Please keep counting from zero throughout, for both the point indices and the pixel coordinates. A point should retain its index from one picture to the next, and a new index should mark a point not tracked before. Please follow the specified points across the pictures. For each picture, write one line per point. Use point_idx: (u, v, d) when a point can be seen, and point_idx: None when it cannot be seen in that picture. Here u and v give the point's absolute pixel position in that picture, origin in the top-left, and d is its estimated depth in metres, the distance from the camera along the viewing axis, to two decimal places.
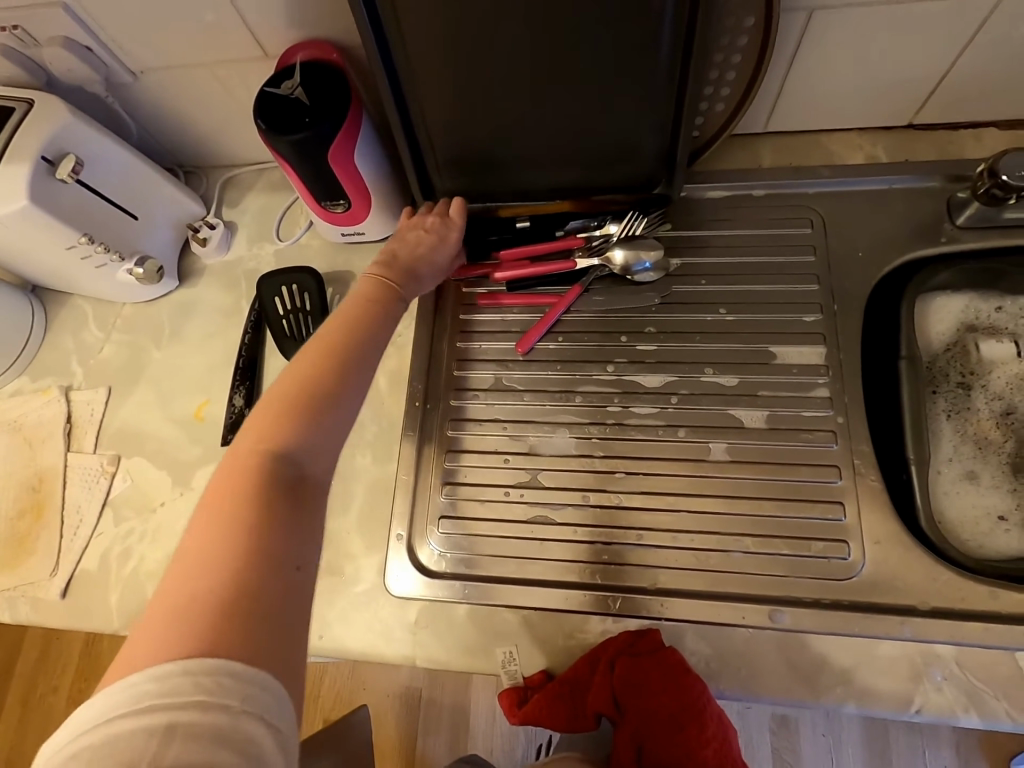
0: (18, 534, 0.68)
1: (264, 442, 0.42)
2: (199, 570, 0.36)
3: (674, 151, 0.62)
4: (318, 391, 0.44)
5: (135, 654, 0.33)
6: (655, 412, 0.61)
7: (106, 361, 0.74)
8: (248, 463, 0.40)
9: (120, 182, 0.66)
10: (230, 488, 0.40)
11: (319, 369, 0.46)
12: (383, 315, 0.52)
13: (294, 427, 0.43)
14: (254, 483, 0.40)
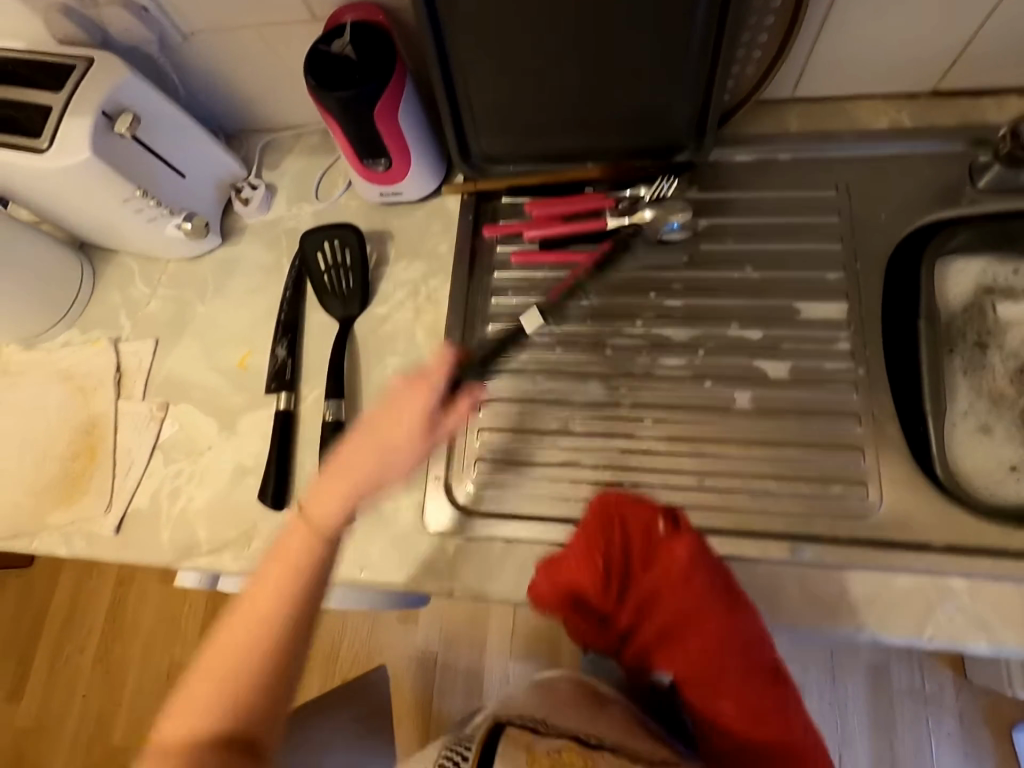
0: (73, 474, 0.71)
1: (233, 634, 0.49)
2: (181, 714, 0.47)
3: (706, 115, 0.65)
4: (270, 623, 0.49)
5: (165, 728, 0.47)
6: (684, 363, 0.64)
7: (152, 314, 0.78)
8: (219, 651, 0.48)
9: (171, 140, 0.69)
10: (213, 670, 0.48)
11: (302, 558, 0.52)
12: (369, 472, 0.55)
13: (269, 600, 0.50)
14: (229, 671, 0.47)
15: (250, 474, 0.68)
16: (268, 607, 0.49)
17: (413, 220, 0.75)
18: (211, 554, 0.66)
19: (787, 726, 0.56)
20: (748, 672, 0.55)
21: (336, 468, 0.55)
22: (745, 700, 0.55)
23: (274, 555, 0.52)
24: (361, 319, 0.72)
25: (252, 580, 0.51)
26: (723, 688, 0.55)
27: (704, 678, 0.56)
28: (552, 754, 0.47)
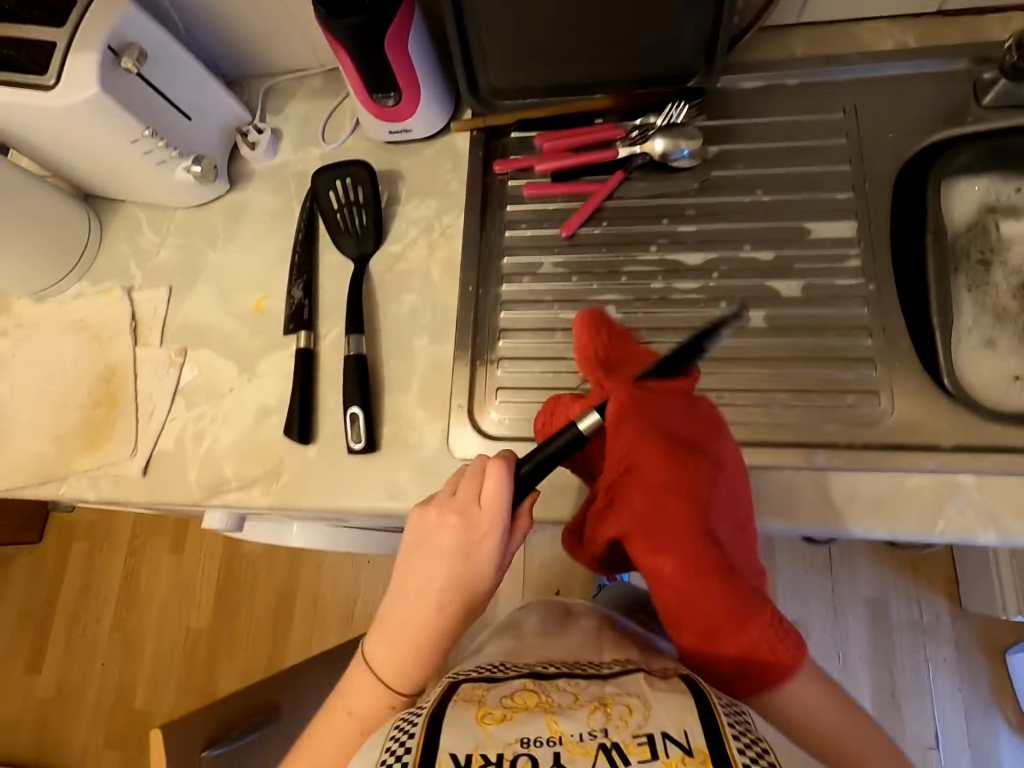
0: (95, 420, 0.72)
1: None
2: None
3: (715, 41, 0.66)
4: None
5: None
6: (698, 287, 0.65)
7: (163, 263, 0.78)
8: None
9: (177, 79, 0.68)
10: None
11: (371, 727, 0.54)
12: (415, 648, 0.54)
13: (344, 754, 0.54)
14: None
15: (274, 413, 0.69)
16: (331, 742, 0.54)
17: (422, 158, 0.75)
18: (239, 490, 0.67)
19: (732, 593, 0.52)
20: (704, 520, 0.53)
21: (391, 627, 0.54)
22: (695, 552, 0.53)
23: (339, 704, 0.55)
24: (376, 257, 0.72)
25: (335, 693, 0.56)
26: (674, 536, 0.53)
27: (649, 533, 0.54)
28: (503, 702, 0.51)
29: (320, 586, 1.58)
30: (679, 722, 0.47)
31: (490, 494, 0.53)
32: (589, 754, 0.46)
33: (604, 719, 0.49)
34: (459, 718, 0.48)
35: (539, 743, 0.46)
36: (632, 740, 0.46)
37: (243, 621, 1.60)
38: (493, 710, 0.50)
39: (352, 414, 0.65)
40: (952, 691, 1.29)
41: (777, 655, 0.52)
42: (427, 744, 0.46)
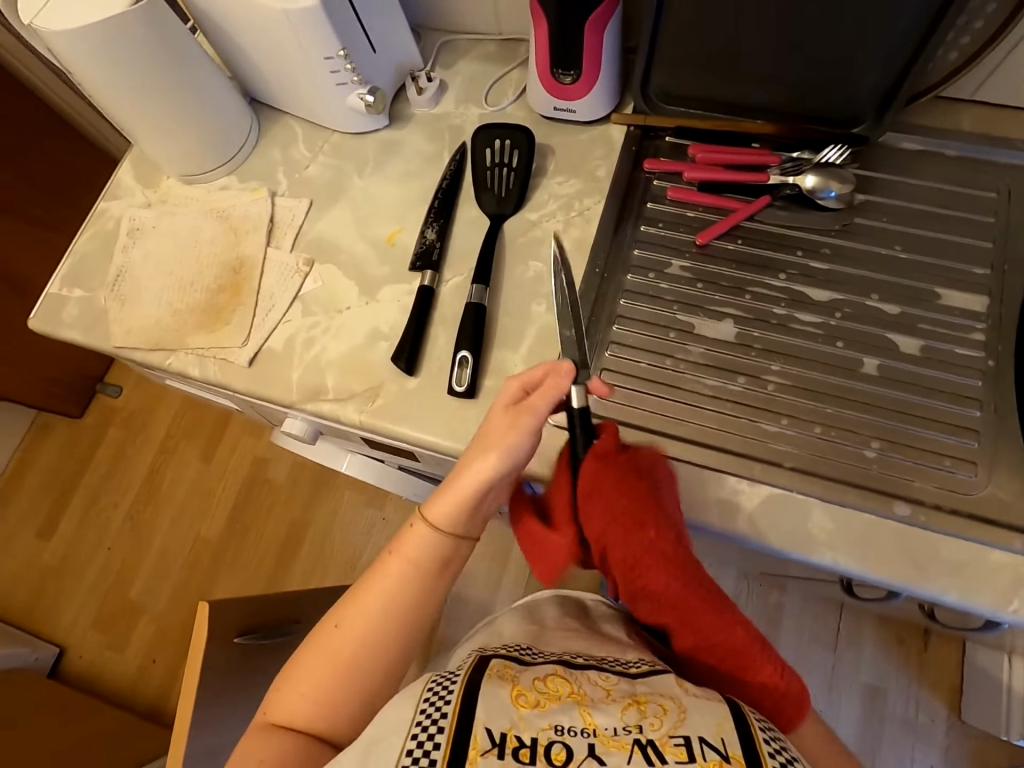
0: (216, 305, 0.76)
1: (346, 633, 0.55)
2: (298, 692, 0.54)
3: (892, 94, 0.68)
4: (399, 610, 0.56)
5: (288, 686, 0.55)
6: (819, 322, 0.67)
7: (310, 177, 0.82)
8: (321, 643, 0.55)
9: (378, 12, 0.73)
10: (320, 645, 0.55)
11: (415, 568, 0.56)
12: (453, 497, 0.55)
13: (376, 596, 0.56)
14: (330, 659, 0.54)
15: (383, 340, 0.72)
16: (385, 591, 0.56)
17: (577, 140, 0.78)
18: (335, 402, 0.70)
19: (725, 629, 0.52)
20: (677, 568, 0.53)
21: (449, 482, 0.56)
22: (687, 605, 0.52)
23: (390, 555, 0.57)
24: (512, 220, 0.75)
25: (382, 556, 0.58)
26: (669, 595, 0.52)
27: (655, 595, 0.53)
28: (536, 685, 0.48)
29: (331, 527, 1.61)
30: (716, 729, 0.44)
31: (559, 380, 0.57)
32: (625, 750, 0.43)
33: (637, 715, 0.45)
34: (494, 696, 0.46)
35: (573, 733, 0.44)
36: (667, 739, 0.44)
37: (251, 541, 1.63)
38: (527, 692, 0.47)
39: (461, 358, 0.68)
40: None
41: (784, 691, 0.53)
42: (458, 735, 0.43)
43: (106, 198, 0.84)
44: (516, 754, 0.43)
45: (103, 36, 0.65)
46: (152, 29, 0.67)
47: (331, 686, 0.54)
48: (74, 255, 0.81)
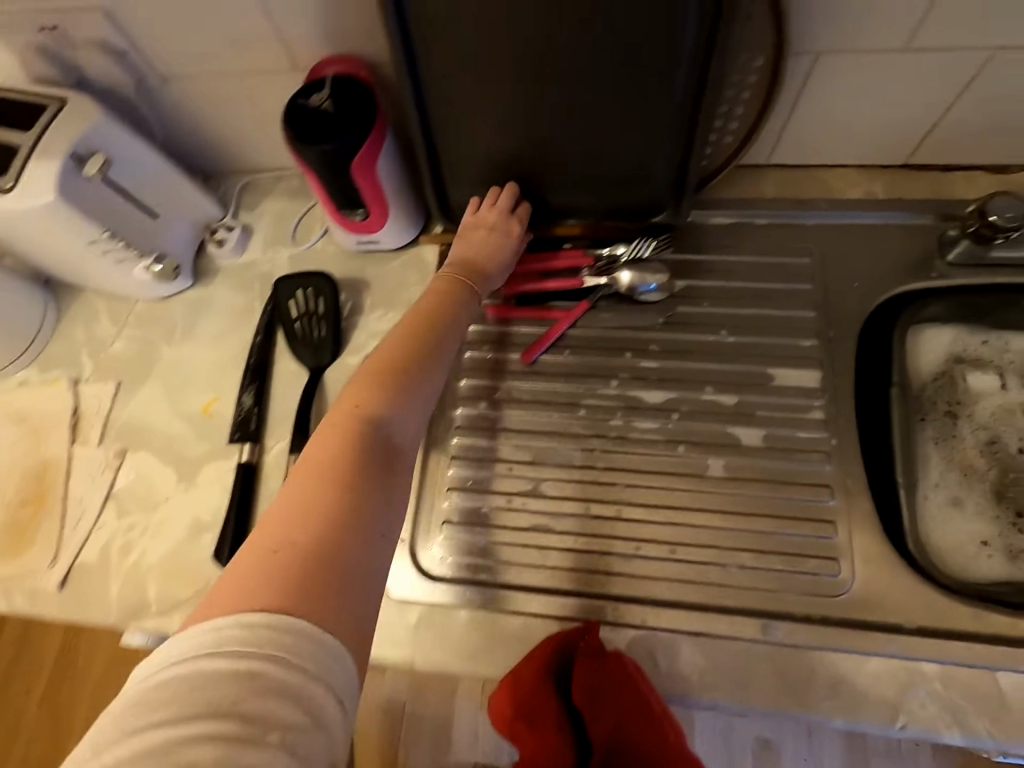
0: (19, 523, 0.68)
1: (315, 455, 0.44)
2: (264, 544, 0.39)
3: (683, 179, 0.65)
4: (423, 342, 0.53)
5: (253, 555, 0.38)
6: (657, 426, 0.63)
7: (116, 356, 0.75)
8: (311, 479, 0.42)
9: (145, 181, 0.68)
10: (331, 438, 0.45)
11: (418, 331, 0.54)
12: (457, 305, 0.59)
13: (384, 399, 0.48)
14: (343, 449, 0.44)
15: (207, 531, 0.65)
16: (323, 462, 0.43)
17: (390, 269, 0.74)
18: (160, 615, 0.62)
19: None
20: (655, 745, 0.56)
21: (407, 320, 0.56)
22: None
23: (376, 361, 0.51)
24: (332, 369, 0.70)
25: (370, 358, 0.51)
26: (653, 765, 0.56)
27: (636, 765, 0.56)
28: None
29: None
30: None
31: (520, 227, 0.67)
32: None
33: None
34: None
35: None
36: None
37: None
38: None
39: None
40: None
41: None
42: None
43: None
44: None
45: None
46: None
47: (331, 558, 0.39)
48: None
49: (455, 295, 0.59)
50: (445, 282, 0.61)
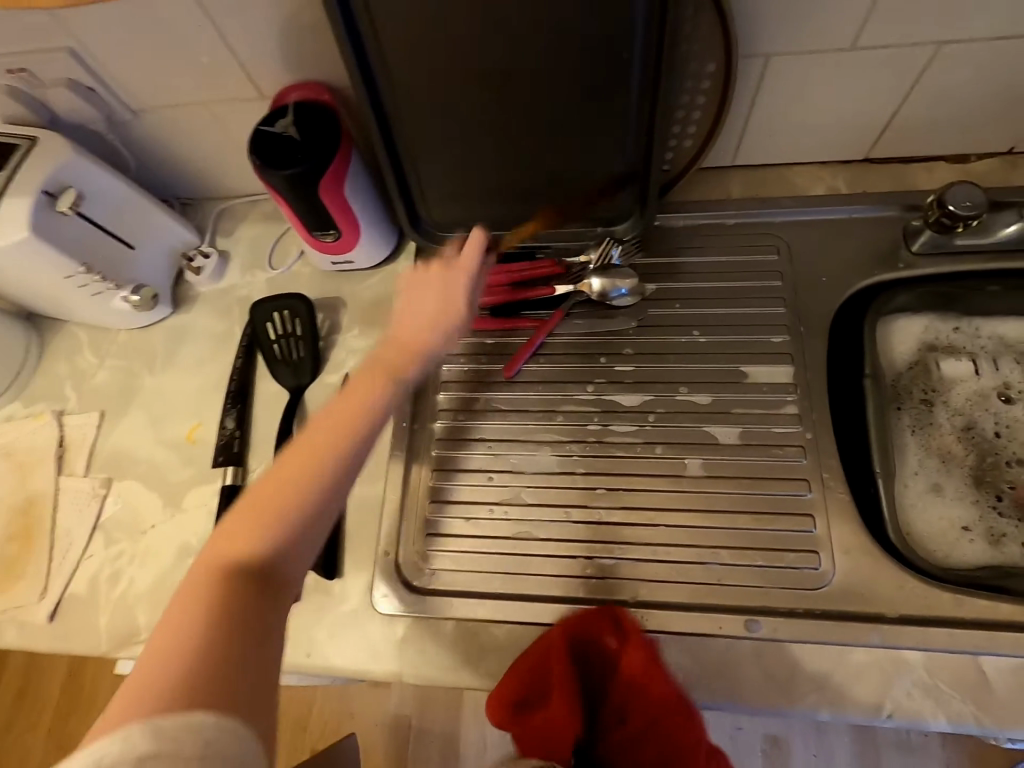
0: (7, 557, 0.68)
1: (186, 602, 0.39)
2: (133, 695, 0.35)
3: (646, 187, 0.67)
4: (330, 435, 0.46)
5: (126, 698, 0.35)
6: (635, 429, 0.63)
7: (99, 386, 0.76)
8: (189, 621, 0.38)
9: (120, 214, 0.69)
10: (209, 576, 0.40)
11: (331, 431, 0.46)
12: (390, 386, 0.51)
13: (276, 524, 0.43)
14: (223, 589, 0.40)
15: (194, 555, 0.66)
16: (205, 595, 0.39)
17: (366, 287, 0.75)
18: None
19: None
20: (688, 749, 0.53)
21: (330, 409, 0.48)
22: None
23: (280, 466, 0.45)
24: (312, 389, 0.71)
25: (270, 471, 0.45)
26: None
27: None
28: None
29: None
30: None
31: (470, 261, 0.58)
32: None
33: None
34: None
35: None
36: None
37: None
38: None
39: None
40: None
41: None
42: None
43: None
44: None
45: None
46: None
47: (215, 698, 0.35)
48: None
49: (381, 373, 0.51)
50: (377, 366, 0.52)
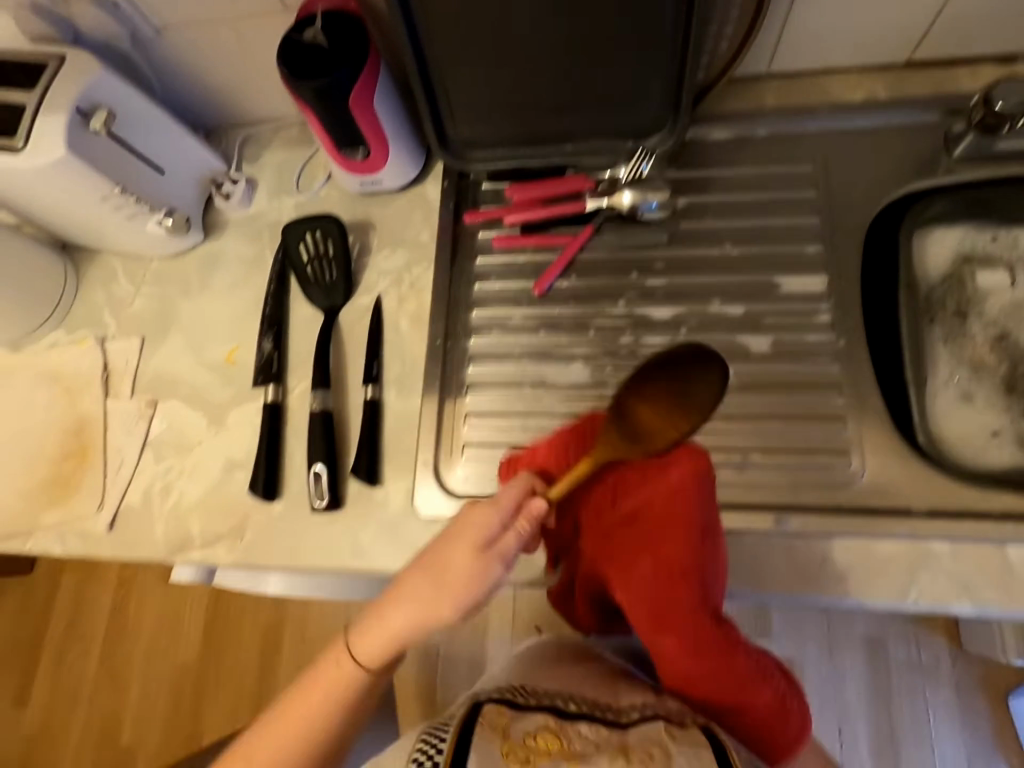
0: (64, 473, 0.72)
1: (300, 707, 0.50)
2: (246, 752, 0.50)
3: (680, 95, 0.65)
4: (399, 637, 0.49)
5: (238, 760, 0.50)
6: (667, 340, 0.64)
7: (137, 313, 0.78)
8: (300, 707, 0.50)
9: (149, 135, 0.69)
10: (316, 693, 0.50)
11: (410, 625, 0.49)
12: (471, 563, 0.48)
13: (372, 653, 0.50)
14: (311, 719, 0.50)
15: (240, 468, 0.69)
16: (306, 718, 0.50)
17: (395, 209, 0.75)
18: (204, 547, 0.66)
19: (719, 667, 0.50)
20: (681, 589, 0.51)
21: (403, 585, 0.50)
22: (704, 634, 0.50)
23: (376, 619, 0.50)
24: (346, 309, 0.72)
25: (361, 616, 0.51)
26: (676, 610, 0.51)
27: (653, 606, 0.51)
28: (527, 739, 0.44)
29: (308, 616, 1.57)
30: None
31: (531, 519, 0.49)
32: None
33: None
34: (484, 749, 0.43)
35: None
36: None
37: (230, 659, 1.57)
38: (518, 748, 0.43)
39: (316, 471, 0.64)
40: (954, 735, 1.25)
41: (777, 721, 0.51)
42: (457, 748, 0.42)
43: None
44: None
45: None
46: None
47: None
48: None
49: (437, 605, 0.48)
50: (463, 522, 0.50)
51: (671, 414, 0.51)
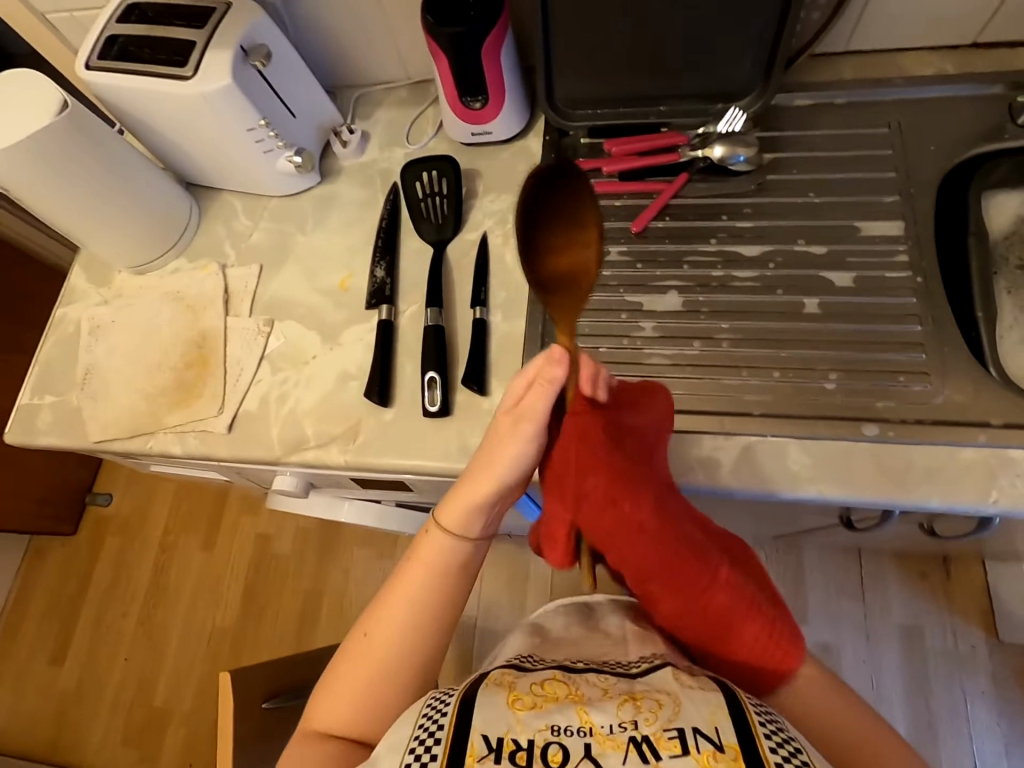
0: (186, 381, 0.78)
1: (412, 568, 0.54)
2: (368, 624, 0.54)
3: (771, 63, 0.73)
4: (486, 480, 0.54)
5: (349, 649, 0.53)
6: (756, 275, 0.70)
7: (256, 244, 0.85)
8: (416, 566, 0.54)
9: (291, 81, 0.77)
10: (418, 566, 0.54)
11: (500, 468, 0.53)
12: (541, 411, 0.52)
13: (458, 516, 0.54)
14: (425, 577, 0.54)
15: (354, 380, 0.74)
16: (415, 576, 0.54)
17: (499, 159, 0.82)
18: (318, 447, 0.72)
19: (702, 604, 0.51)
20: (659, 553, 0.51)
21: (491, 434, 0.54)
22: (673, 578, 0.51)
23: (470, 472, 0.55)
24: (453, 243, 0.79)
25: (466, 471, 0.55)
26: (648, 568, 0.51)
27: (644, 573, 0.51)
28: (533, 689, 0.48)
29: (347, 585, 1.59)
30: (710, 718, 0.44)
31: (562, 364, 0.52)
32: (620, 749, 0.43)
33: (634, 710, 0.45)
34: (489, 703, 0.46)
35: (569, 733, 0.44)
36: (662, 734, 0.43)
37: (268, 623, 1.60)
38: (523, 696, 0.47)
39: (430, 378, 0.70)
40: (990, 725, 1.26)
41: (772, 655, 0.51)
42: (456, 732, 0.44)
43: (63, 305, 0.86)
44: (513, 756, 0.43)
45: (36, 157, 0.68)
46: (81, 135, 0.70)
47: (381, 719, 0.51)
48: (41, 361, 0.82)
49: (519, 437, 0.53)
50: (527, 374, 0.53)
51: (570, 230, 0.53)
